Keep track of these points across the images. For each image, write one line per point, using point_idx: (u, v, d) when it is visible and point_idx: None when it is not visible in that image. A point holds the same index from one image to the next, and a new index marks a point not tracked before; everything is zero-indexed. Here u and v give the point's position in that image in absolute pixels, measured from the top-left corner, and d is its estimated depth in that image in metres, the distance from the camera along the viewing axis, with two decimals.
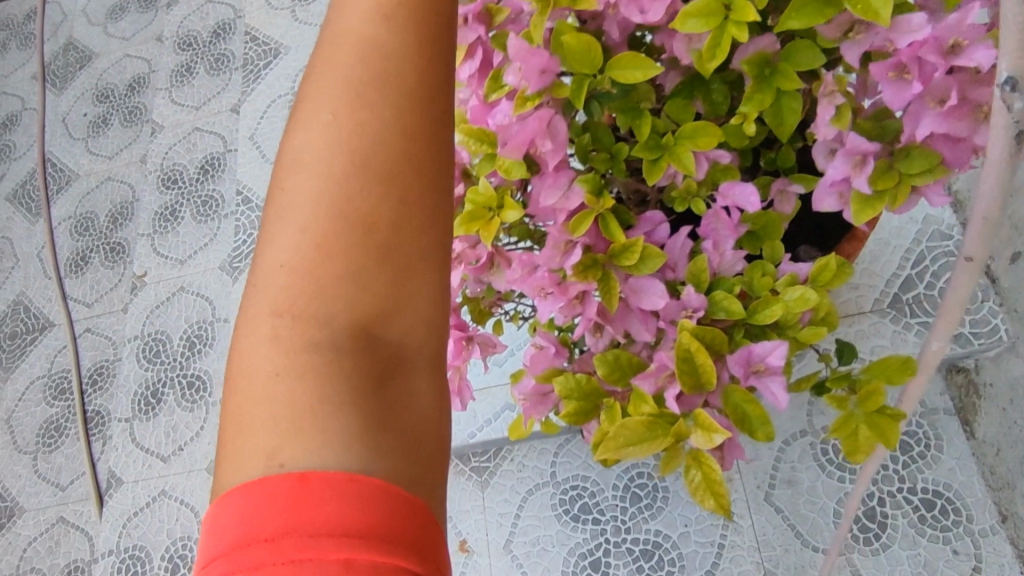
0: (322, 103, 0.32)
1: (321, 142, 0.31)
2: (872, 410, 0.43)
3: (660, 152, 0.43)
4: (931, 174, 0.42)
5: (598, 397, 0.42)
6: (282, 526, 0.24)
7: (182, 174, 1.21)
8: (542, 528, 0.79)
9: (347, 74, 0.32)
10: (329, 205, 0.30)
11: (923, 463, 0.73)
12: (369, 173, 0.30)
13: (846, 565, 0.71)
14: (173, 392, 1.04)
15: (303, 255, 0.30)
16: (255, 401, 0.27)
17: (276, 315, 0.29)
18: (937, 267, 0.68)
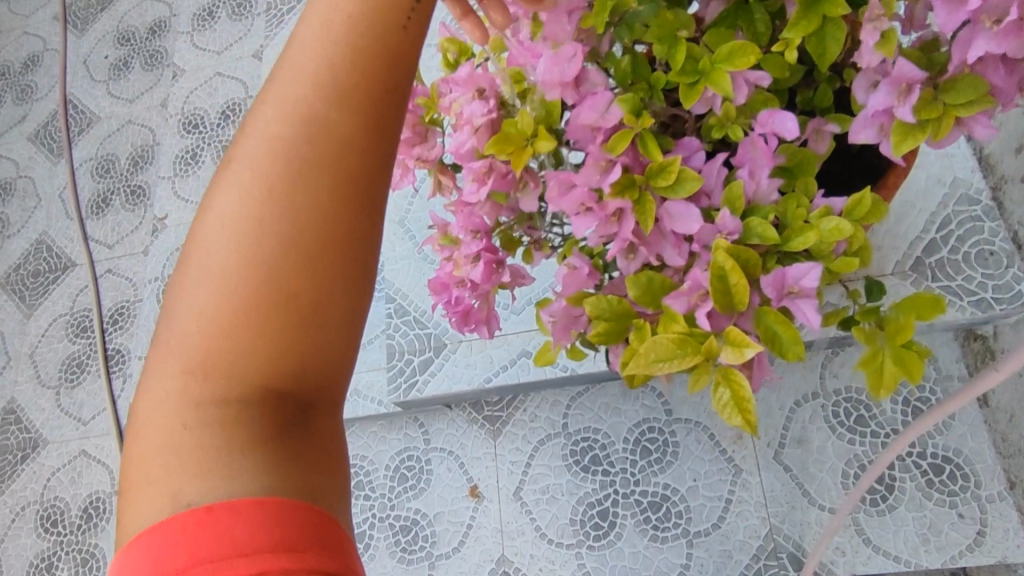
0: (250, 160, 0.30)
1: (242, 202, 0.29)
2: (900, 343, 0.44)
3: (699, 77, 0.42)
4: (978, 105, 0.41)
5: (627, 319, 0.42)
6: (190, 557, 0.25)
7: (204, 118, 1.21)
8: (552, 477, 0.80)
9: (284, 122, 0.30)
10: (244, 275, 0.29)
11: (935, 429, 0.73)
12: (289, 243, 0.29)
13: (852, 524, 0.72)
14: None
15: (215, 320, 0.29)
16: (159, 445, 0.28)
17: (188, 371, 0.29)
18: (963, 231, 0.68)
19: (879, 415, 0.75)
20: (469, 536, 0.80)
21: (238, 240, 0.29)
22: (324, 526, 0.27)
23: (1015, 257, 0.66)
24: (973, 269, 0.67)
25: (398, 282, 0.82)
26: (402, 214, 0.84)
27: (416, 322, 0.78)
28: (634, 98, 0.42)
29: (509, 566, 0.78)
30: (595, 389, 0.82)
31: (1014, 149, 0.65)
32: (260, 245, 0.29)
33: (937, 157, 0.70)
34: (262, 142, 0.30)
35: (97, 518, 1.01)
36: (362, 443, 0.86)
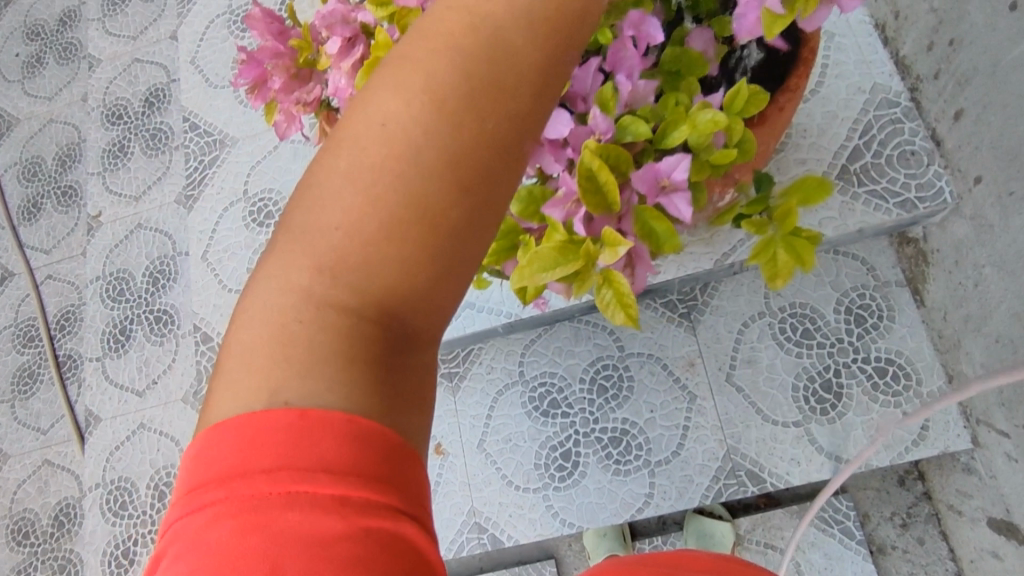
0: (425, 64, 0.29)
1: (411, 103, 0.28)
2: (790, 230, 0.44)
3: None
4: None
5: (517, 235, 0.42)
6: (278, 460, 0.26)
7: (127, 108, 1.16)
8: (513, 426, 0.81)
9: (475, 26, 0.30)
10: (394, 176, 0.28)
11: (877, 333, 0.75)
12: (443, 156, 0.28)
13: (805, 435, 0.75)
14: (142, 327, 1.00)
15: (358, 223, 0.28)
16: (269, 335, 0.28)
17: (316, 272, 0.28)
18: (884, 136, 0.69)
19: (825, 326, 0.77)
20: (437, 494, 0.81)
21: (394, 140, 0.28)
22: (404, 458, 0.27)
23: (935, 155, 0.67)
24: (896, 171, 0.68)
25: None
26: None
27: None
28: None
29: (479, 517, 0.79)
30: (547, 334, 0.82)
31: (926, 47, 0.65)
32: (415, 152, 0.28)
33: (856, 64, 0.71)
34: (443, 44, 0.29)
35: (69, 524, 1.00)
36: None
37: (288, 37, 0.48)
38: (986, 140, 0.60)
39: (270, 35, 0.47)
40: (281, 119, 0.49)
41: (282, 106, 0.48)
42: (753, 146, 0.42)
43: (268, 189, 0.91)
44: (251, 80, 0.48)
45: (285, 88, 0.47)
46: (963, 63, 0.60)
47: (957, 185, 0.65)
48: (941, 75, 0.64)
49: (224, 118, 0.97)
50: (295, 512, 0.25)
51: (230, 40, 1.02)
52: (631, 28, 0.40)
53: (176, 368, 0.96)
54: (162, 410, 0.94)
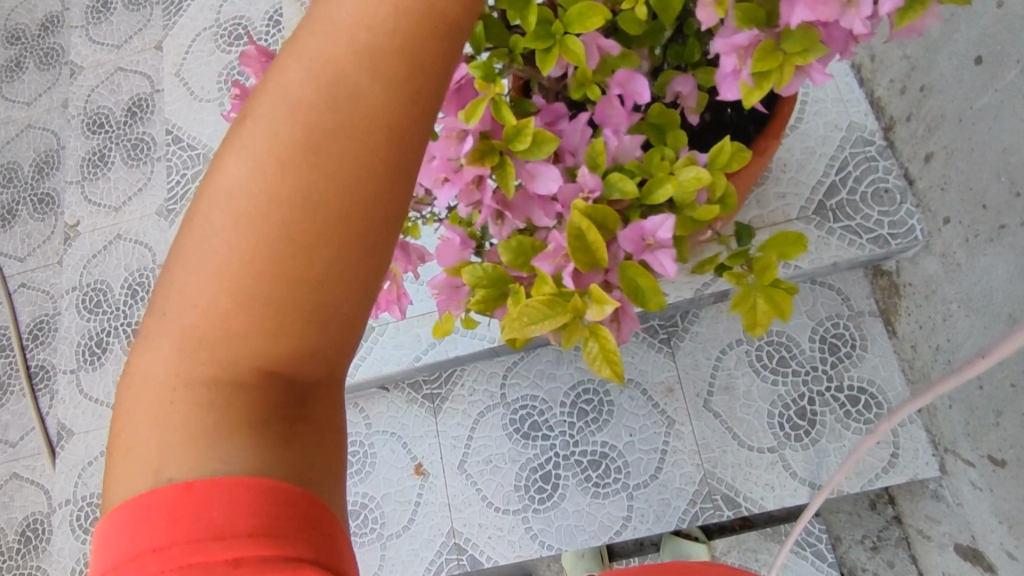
0: (267, 128, 0.28)
1: (256, 170, 0.28)
2: (768, 282, 0.44)
3: (552, 42, 0.38)
4: (819, 50, 0.36)
5: (505, 284, 0.40)
6: (167, 536, 0.25)
7: (109, 117, 1.14)
8: (493, 447, 0.81)
9: (314, 76, 0.29)
10: (251, 247, 0.28)
11: (850, 362, 0.77)
12: (298, 215, 0.28)
13: (779, 461, 0.76)
14: (119, 340, 0.99)
15: (218, 296, 0.28)
16: (143, 418, 0.27)
17: (180, 347, 0.28)
18: (859, 172, 0.71)
19: (799, 354, 0.79)
20: (417, 514, 0.81)
21: (253, 198, 0.28)
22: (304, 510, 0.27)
23: (908, 193, 0.69)
24: (870, 208, 0.70)
25: None
26: None
27: None
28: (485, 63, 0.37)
29: (459, 537, 0.80)
30: (529, 358, 0.83)
31: (899, 91, 0.68)
32: (273, 207, 0.28)
33: (834, 103, 0.73)
34: (291, 90, 0.29)
35: (36, 540, 0.97)
36: None
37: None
38: (955, 181, 0.63)
39: (269, 79, 0.45)
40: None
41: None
42: (735, 201, 0.42)
43: None
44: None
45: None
46: (933, 108, 0.63)
47: (927, 222, 0.68)
48: (912, 118, 0.67)
49: (209, 132, 0.96)
50: None
51: (216, 53, 1.01)
52: (618, 85, 0.40)
53: None
54: None
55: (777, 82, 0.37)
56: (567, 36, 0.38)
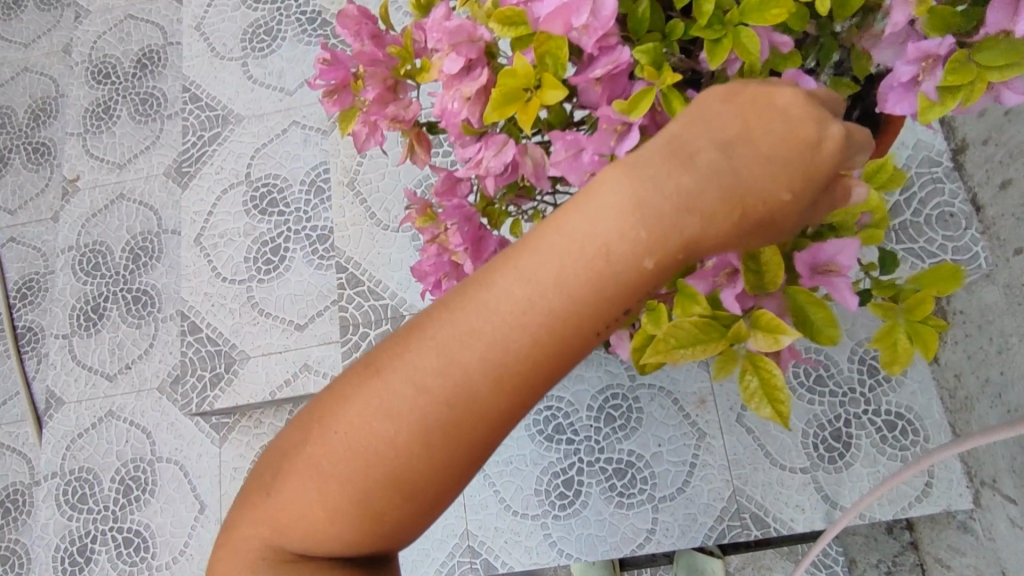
0: (392, 393, 0.27)
1: (370, 436, 0.27)
2: (918, 318, 0.36)
3: (724, 32, 0.31)
4: (1023, 67, 0.31)
5: None
6: None
7: (116, 67, 1.06)
8: (515, 448, 0.78)
9: (449, 364, 0.26)
10: (344, 498, 0.28)
11: (889, 387, 0.75)
12: (391, 491, 0.27)
13: (811, 483, 0.74)
14: (117, 307, 0.93)
15: (310, 514, 0.29)
16: (240, 543, 0.31)
17: (271, 521, 0.30)
18: (924, 194, 0.68)
19: (838, 374, 0.76)
20: None
21: (356, 461, 0.27)
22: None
23: (973, 219, 0.67)
24: (934, 231, 0.67)
25: (350, 250, 0.74)
26: (351, 175, 0.75)
27: (370, 293, 0.72)
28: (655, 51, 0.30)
29: (473, 540, 0.77)
30: None
31: (978, 113, 0.65)
32: (371, 481, 0.27)
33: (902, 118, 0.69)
34: (427, 364, 0.27)
35: (16, 512, 0.92)
36: None
37: (385, 42, 0.36)
38: None
39: (365, 37, 0.36)
40: (362, 128, 0.37)
41: (366, 116, 0.36)
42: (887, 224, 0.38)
43: (273, 174, 0.86)
44: (332, 83, 0.37)
45: (379, 98, 0.35)
46: (1016, 135, 0.60)
47: (993, 251, 0.64)
48: (989, 142, 0.64)
49: (230, 94, 0.90)
50: None
51: (241, 9, 0.95)
52: None
53: (153, 353, 0.91)
54: (134, 399, 0.88)
55: (963, 99, 0.32)
56: (742, 27, 0.31)
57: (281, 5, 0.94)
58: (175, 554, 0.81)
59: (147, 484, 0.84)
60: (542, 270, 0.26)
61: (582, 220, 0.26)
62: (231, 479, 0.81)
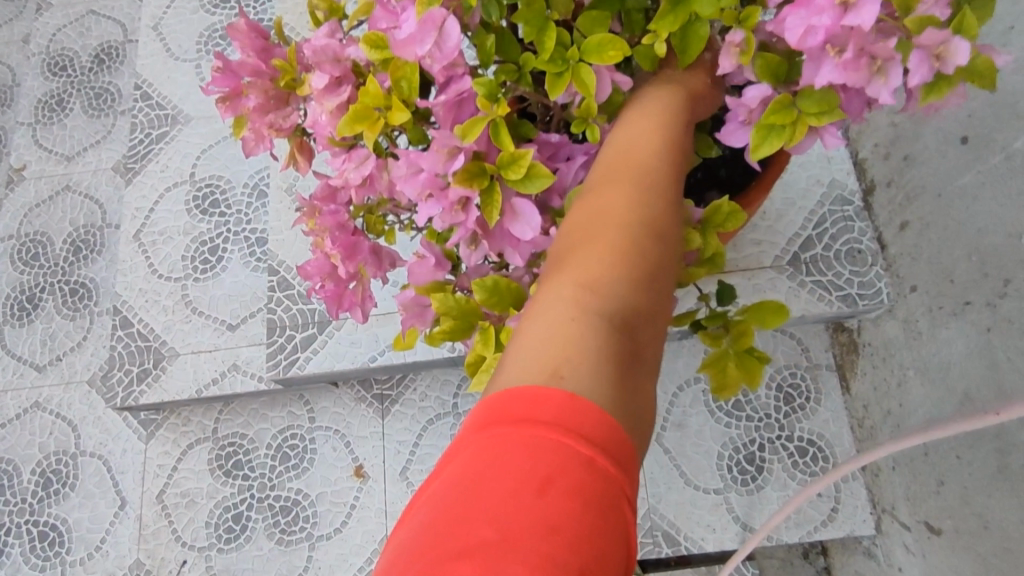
0: (595, 206, 0.35)
1: (592, 237, 0.33)
2: (743, 349, 0.40)
3: (564, 67, 0.35)
4: (835, 115, 0.34)
5: (473, 318, 0.37)
6: (494, 492, 0.24)
7: (73, 61, 1.07)
8: (438, 457, 0.77)
9: (627, 178, 0.35)
10: (584, 292, 0.31)
11: (803, 414, 0.77)
12: (620, 270, 0.32)
13: (723, 504, 0.75)
14: (53, 298, 0.93)
15: (561, 326, 0.30)
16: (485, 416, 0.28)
17: (526, 365, 0.29)
18: (836, 230, 0.72)
19: (755, 401, 0.78)
20: (352, 517, 0.76)
21: (589, 255, 0.32)
22: (613, 535, 0.24)
23: (878, 257, 0.70)
24: (842, 266, 0.71)
25: (283, 253, 0.75)
26: (290, 181, 0.77)
27: (300, 296, 0.73)
28: (492, 81, 0.33)
29: None
30: None
31: (882, 156, 0.69)
32: (604, 265, 0.32)
33: (817, 158, 0.73)
34: (611, 185, 0.35)
35: None
36: (241, 421, 0.81)
37: (272, 55, 0.39)
38: (925, 253, 0.64)
39: (251, 50, 0.38)
40: (250, 135, 0.39)
41: (254, 125, 0.39)
42: (723, 265, 0.39)
43: (216, 175, 0.87)
44: (224, 91, 0.38)
45: (261, 107, 0.38)
46: (914, 179, 0.65)
47: (894, 288, 0.69)
48: (892, 185, 0.68)
49: (181, 94, 0.91)
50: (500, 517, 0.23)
51: (199, 12, 0.96)
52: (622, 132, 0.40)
53: (85, 347, 0.90)
54: (61, 391, 0.88)
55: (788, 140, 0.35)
56: (581, 64, 0.35)
57: (238, 11, 0.95)
58: (91, 550, 0.80)
59: (67, 477, 0.84)
60: (654, 143, 0.37)
61: (632, 131, 0.38)
62: (154, 476, 0.81)
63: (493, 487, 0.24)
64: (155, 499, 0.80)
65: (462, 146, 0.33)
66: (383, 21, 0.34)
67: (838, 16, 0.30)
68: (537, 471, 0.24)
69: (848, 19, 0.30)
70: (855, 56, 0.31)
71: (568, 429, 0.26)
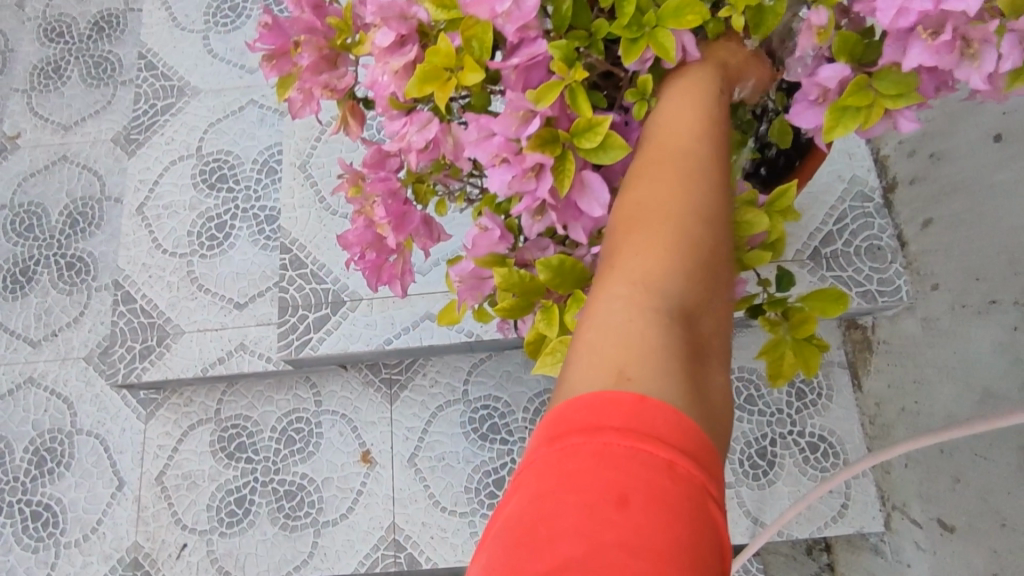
0: (642, 190, 0.30)
1: (643, 226, 0.29)
2: (802, 336, 0.40)
3: (641, 33, 0.34)
4: (913, 98, 0.34)
5: (535, 295, 0.36)
6: (571, 512, 0.21)
7: (71, 27, 1.03)
8: (448, 444, 0.76)
9: (673, 155, 0.31)
10: (642, 290, 0.27)
11: (814, 410, 0.76)
12: (679, 260, 0.28)
13: (734, 497, 0.75)
14: (48, 271, 0.90)
15: (620, 331, 0.26)
16: (545, 438, 0.24)
17: (585, 381, 0.25)
18: (856, 226, 0.71)
19: (767, 396, 0.78)
20: (358, 503, 0.75)
21: (643, 246, 0.28)
22: (707, 545, 0.21)
23: (898, 254, 0.70)
24: (862, 262, 0.70)
25: (296, 231, 0.73)
26: (303, 158, 0.75)
27: (313, 276, 0.71)
28: (568, 46, 0.33)
29: (399, 534, 0.73)
30: (496, 357, 0.78)
31: (907, 153, 0.69)
32: (661, 255, 0.28)
33: (840, 152, 0.73)
34: (655, 164, 0.31)
35: None
36: (245, 403, 0.80)
37: (325, 14, 0.38)
38: (950, 251, 0.64)
39: (304, 6, 0.37)
40: (296, 96, 0.38)
41: (302, 85, 0.37)
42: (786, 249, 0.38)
43: (224, 150, 0.84)
44: (270, 49, 0.38)
45: (313, 67, 0.37)
46: (941, 177, 0.65)
47: (914, 285, 0.69)
48: (916, 181, 0.69)
49: (187, 65, 0.88)
50: (582, 543, 0.20)
51: None
52: None
53: (81, 323, 0.87)
54: (57, 367, 0.85)
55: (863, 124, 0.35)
56: (659, 29, 0.34)
57: None
58: (86, 531, 0.78)
59: (62, 456, 0.81)
60: (697, 115, 0.33)
61: (670, 110, 0.33)
62: (154, 457, 0.79)
63: (569, 507, 0.21)
64: (155, 481, 0.78)
65: (536, 111, 0.32)
66: None
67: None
68: (615, 482, 0.21)
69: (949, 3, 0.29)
70: (950, 38, 0.31)
71: (641, 433, 0.23)
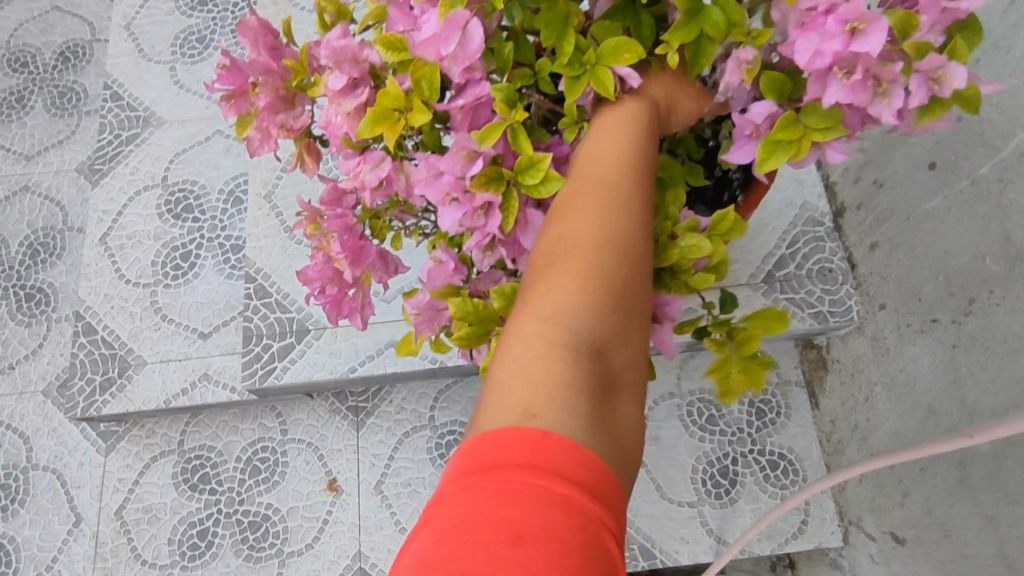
0: (560, 228, 0.31)
1: (558, 263, 0.30)
2: (747, 354, 0.42)
3: (582, 70, 0.36)
4: (839, 131, 0.36)
5: (490, 324, 0.37)
6: (470, 549, 0.22)
7: (35, 57, 1.03)
8: (414, 471, 0.76)
9: (592, 191, 0.32)
10: (553, 328, 0.28)
11: (773, 428, 0.78)
12: (590, 297, 0.29)
13: (697, 516, 0.76)
14: (8, 303, 0.89)
15: (528, 370, 0.27)
16: (454, 475, 0.25)
17: (494, 419, 0.26)
18: (807, 250, 0.73)
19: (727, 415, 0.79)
20: (324, 532, 0.75)
21: (556, 283, 0.29)
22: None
23: (848, 276, 0.72)
24: (814, 284, 0.72)
25: (260, 261, 0.74)
26: (268, 188, 0.76)
27: (277, 305, 0.72)
28: (510, 88, 0.34)
29: (364, 562, 0.73)
30: (462, 383, 0.78)
31: (853, 180, 0.72)
32: (573, 293, 0.29)
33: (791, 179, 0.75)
34: (574, 200, 0.32)
35: None
36: (210, 434, 0.79)
37: (281, 55, 0.39)
38: (894, 273, 0.67)
39: (261, 47, 0.38)
40: (255, 135, 0.39)
41: (260, 122, 0.39)
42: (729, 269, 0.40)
43: (189, 180, 0.85)
44: (230, 88, 0.39)
45: (270, 107, 0.39)
46: (883, 204, 0.68)
47: (864, 305, 0.71)
48: (863, 207, 0.72)
49: (153, 96, 0.89)
50: None
51: (174, 14, 0.93)
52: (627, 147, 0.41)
53: (41, 355, 0.86)
54: (14, 402, 0.84)
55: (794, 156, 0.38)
56: (599, 67, 0.36)
57: (216, 14, 0.93)
58: (41, 569, 0.77)
59: (17, 492, 0.80)
60: (619, 149, 0.34)
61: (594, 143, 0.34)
62: (113, 491, 0.77)
63: (467, 545, 0.22)
64: (114, 515, 0.77)
65: (480, 150, 0.34)
66: (400, 23, 0.35)
67: (847, 41, 0.33)
68: (511, 520, 0.22)
69: (857, 44, 0.32)
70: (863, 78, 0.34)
71: (540, 470, 0.24)
